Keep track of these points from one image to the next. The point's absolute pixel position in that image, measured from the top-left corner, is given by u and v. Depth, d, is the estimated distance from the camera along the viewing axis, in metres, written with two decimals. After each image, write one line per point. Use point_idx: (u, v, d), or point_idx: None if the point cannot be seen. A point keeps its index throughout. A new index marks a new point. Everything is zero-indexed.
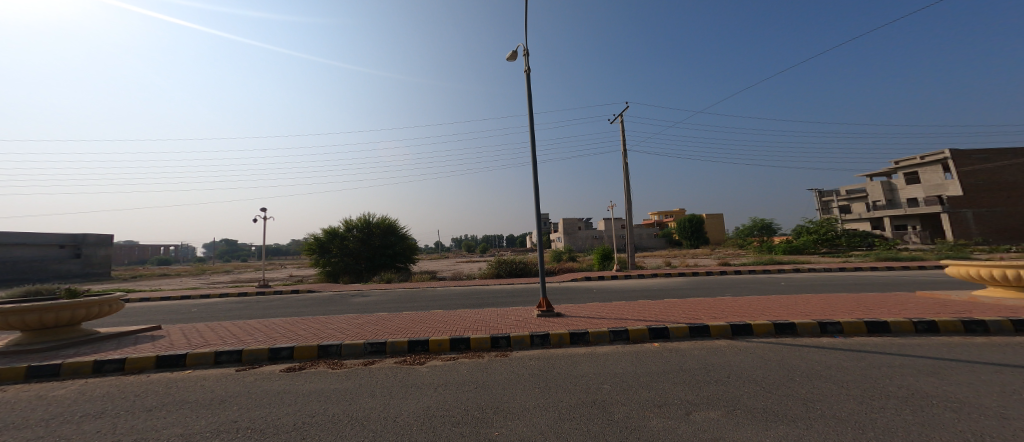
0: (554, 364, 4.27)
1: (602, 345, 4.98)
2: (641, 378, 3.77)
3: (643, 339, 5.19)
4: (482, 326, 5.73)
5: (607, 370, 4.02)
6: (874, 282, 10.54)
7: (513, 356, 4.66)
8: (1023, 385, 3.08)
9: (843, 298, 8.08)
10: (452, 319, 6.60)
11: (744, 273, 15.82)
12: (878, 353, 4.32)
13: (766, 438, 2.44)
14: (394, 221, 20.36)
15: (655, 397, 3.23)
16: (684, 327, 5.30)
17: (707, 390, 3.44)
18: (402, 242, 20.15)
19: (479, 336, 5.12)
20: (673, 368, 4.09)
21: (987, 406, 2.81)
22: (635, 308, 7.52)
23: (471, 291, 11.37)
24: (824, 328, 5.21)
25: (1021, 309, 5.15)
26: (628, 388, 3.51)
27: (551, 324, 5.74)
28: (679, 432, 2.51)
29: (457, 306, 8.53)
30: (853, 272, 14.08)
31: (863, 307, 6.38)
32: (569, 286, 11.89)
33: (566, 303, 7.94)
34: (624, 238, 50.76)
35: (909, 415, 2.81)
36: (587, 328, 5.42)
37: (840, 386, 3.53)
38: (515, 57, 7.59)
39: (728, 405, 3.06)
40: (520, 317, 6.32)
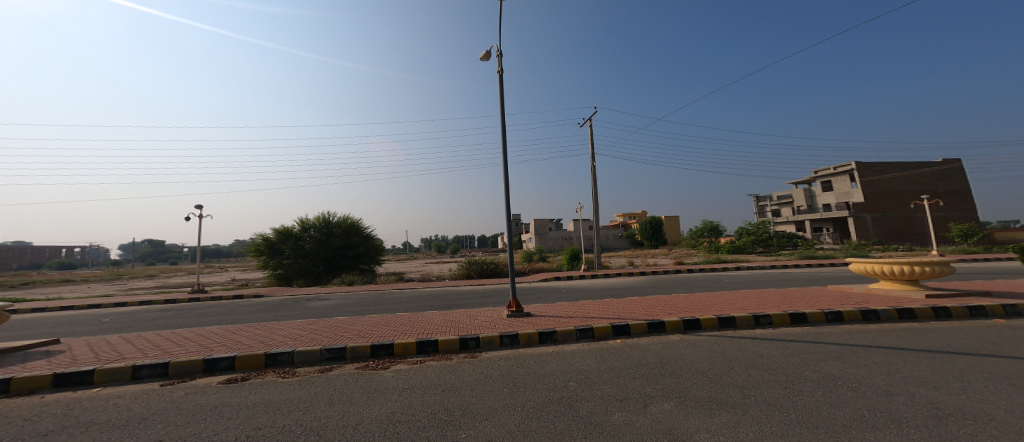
0: (521, 364, 4.32)
1: (568, 343, 5.12)
2: (605, 374, 3.92)
3: (606, 336, 5.41)
4: (449, 328, 5.64)
5: (573, 368, 4.14)
6: (800, 278, 11.90)
7: (482, 357, 4.64)
8: (906, 365, 3.63)
9: (776, 292, 8.98)
10: (418, 322, 6.44)
11: (694, 271, 17.06)
12: (801, 341, 4.86)
13: (706, 425, 2.65)
14: (357, 220, 19.44)
15: (616, 392, 3.38)
16: (643, 324, 5.61)
17: (662, 383, 3.66)
18: (365, 242, 19.26)
19: (447, 338, 5.04)
20: (633, 364, 4.30)
21: (879, 385, 3.28)
22: (599, 306, 7.81)
23: (439, 293, 11.13)
24: (759, 320, 5.76)
25: (905, 299, 6.06)
26: (591, 384, 3.64)
27: (519, 323, 5.80)
28: (637, 424, 2.66)
29: (423, 308, 8.33)
30: (782, 269, 15.80)
31: (793, 301, 7.13)
32: (537, 287, 12.05)
33: (534, 303, 8.06)
34: (586, 239, 52.50)
35: (821, 396, 3.19)
36: (554, 327, 5.55)
37: (772, 374, 3.92)
38: (486, 57, 7.57)
39: (679, 396, 3.28)
40: (488, 318, 6.32)
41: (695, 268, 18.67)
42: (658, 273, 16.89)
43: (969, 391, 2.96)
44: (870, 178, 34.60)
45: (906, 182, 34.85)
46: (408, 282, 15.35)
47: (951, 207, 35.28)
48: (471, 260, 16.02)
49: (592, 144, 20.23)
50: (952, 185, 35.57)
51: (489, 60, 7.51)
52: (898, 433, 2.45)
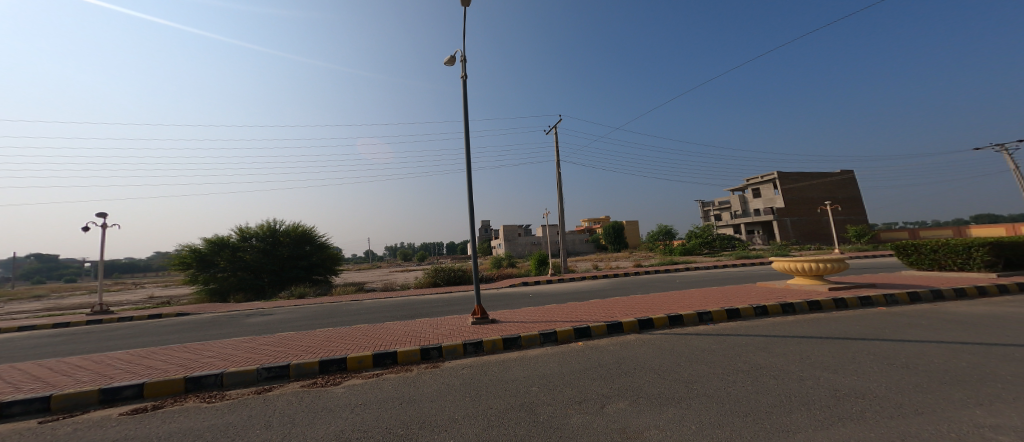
0: (483, 371, 4.27)
1: (532, 347, 5.15)
2: (565, 378, 3.99)
3: (568, 339, 5.52)
4: (409, 338, 5.43)
5: (537, 372, 4.17)
6: (738, 276, 13.09)
7: (445, 366, 4.53)
8: (816, 351, 4.11)
9: (719, 290, 9.77)
10: (375, 333, 6.13)
11: (651, 273, 18.02)
12: (736, 335, 5.31)
13: (655, 421, 2.80)
14: (309, 228, 18.23)
15: (575, 395, 3.46)
16: (603, 325, 5.81)
17: (617, 383, 3.80)
18: (318, 252, 18.05)
19: (406, 348, 4.86)
20: (593, 365, 4.43)
21: (794, 371, 3.68)
22: (563, 310, 7.97)
23: (401, 303, 10.65)
24: (703, 317, 6.23)
25: (814, 292, 6.94)
26: (553, 388, 3.68)
27: (483, 331, 5.73)
28: (594, 425, 2.75)
29: (384, 319, 7.93)
30: (722, 269, 17.32)
31: (733, 297, 7.78)
32: (504, 292, 12.00)
33: (498, 309, 8.02)
34: (549, 244, 53.50)
35: (749, 386, 3.51)
36: (518, 332, 5.55)
37: (712, 367, 4.24)
38: (451, 62, 7.51)
39: (633, 395, 3.43)
40: (452, 326, 6.17)
41: (652, 269, 19.71)
42: (618, 275, 17.64)
43: (861, 371, 3.44)
44: (792, 186, 39.08)
45: (819, 190, 39.95)
46: (367, 292, 14.58)
47: (851, 212, 40.99)
48: (440, 268, 15.59)
49: (556, 151, 20.79)
50: (851, 192, 41.41)
51: (454, 65, 7.44)
52: (808, 414, 2.76)
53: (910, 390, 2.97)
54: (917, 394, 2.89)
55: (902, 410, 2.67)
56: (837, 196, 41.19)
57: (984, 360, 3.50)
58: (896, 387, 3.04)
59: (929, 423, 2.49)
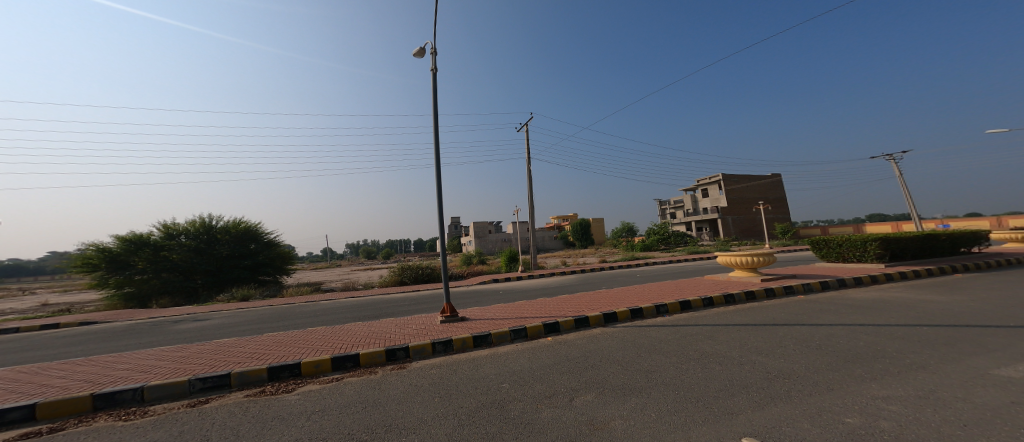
0: (452, 369, 4.18)
1: (503, 344, 5.10)
2: (534, 373, 3.99)
3: (538, 334, 5.53)
4: (373, 340, 5.19)
5: (507, 369, 4.15)
6: (693, 270, 13.94)
7: (413, 367, 4.38)
8: (750, 337, 4.47)
9: (676, 283, 10.33)
10: (334, 336, 5.81)
11: (614, 268, 18.70)
12: (690, 325, 5.62)
13: (619, 411, 2.87)
14: (252, 224, 16.83)
15: (544, 389, 3.47)
16: (571, 320, 5.91)
17: (585, 375, 3.88)
18: (262, 250, 16.67)
19: (370, 350, 4.64)
20: (561, 360, 4.48)
21: (734, 356, 3.97)
22: (532, 306, 8.03)
23: (364, 303, 10.17)
24: (660, 309, 6.55)
25: (748, 283, 7.62)
26: (522, 384, 3.67)
27: (453, 329, 5.61)
28: (564, 418, 2.77)
29: (345, 320, 7.54)
30: (678, 263, 18.37)
31: (686, 289, 8.28)
32: (475, 289, 11.87)
33: (466, 306, 7.89)
34: (517, 241, 53.90)
35: (700, 372, 3.73)
36: (489, 330, 5.48)
37: (667, 356, 4.46)
38: (420, 54, 7.22)
39: (599, 387, 3.51)
40: (419, 325, 5.97)
41: (616, 264, 20.46)
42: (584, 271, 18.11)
43: (786, 354, 3.78)
44: (736, 186, 42.42)
45: (758, 191, 43.75)
46: (326, 293, 13.80)
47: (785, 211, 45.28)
48: (408, 265, 15.09)
49: (528, 149, 20.64)
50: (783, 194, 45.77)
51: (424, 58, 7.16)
52: (747, 396, 2.99)
53: (835, 368, 3.30)
54: (829, 372, 3.22)
55: (820, 387, 2.98)
56: (774, 196, 45.30)
57: (890, 339, 3.97)
58: (813, 367, 3.38)
59: (839, 397, 2.79)
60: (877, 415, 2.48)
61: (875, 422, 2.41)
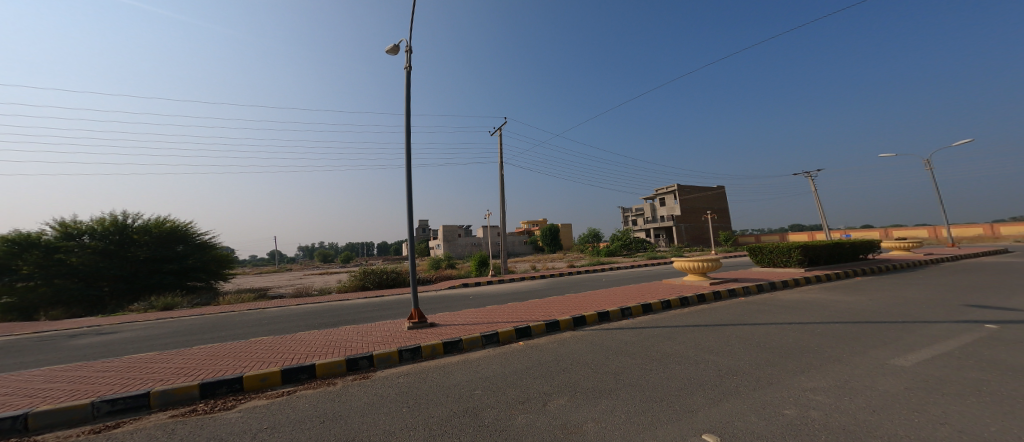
0: (423, 374, 4.13)
1: (474, 350, 5.03)
2: (508, 379, 4.15)
3: (510, 339, 5.64)
4: (330, 349, 4.74)
5: (479, 375, 4.25)
6: (652, 274, 14.79)
7: (375, 377, 3.97)
8: (701, 337, 4.92)
9: (638, 287, 10.93)
10: (286, 347, 5.47)
11: (581, 273, 19.31)
12: (651, 327, 6.04)
13: (591, 414, 3.10)
14: (178, 225, 15.83)
15: (518, 395, 3.64)
16: (542, 324, 6.12)
17: (558, 379, 4.11)
18: (191, 252, 15.68)
19: (328, 360, 4.27)
20: (534, 364, 4.68)
21: (691, 355, 4.37)
22: (503, 311, 8.16)
23: (324, 311, 9.60)
24: (625, 312, 6.95)
25: (700, 286, 8.30)
26: (496, 390, 3.81)
27: (421, 335, 5.11)
28: (539, 423, 2.94)
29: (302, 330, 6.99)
30: (638, 268, 19.36)
31: (648, 292, 8.80)
32: (445, 294, 11.79)
33: (437, 311, 7.78)
34: (487, 245, 53.98)
35: (663, 371, 4.08)
36: (460, 335, 5.31)
37: (632, 357, 4.81)
38: (395, 52, 7.25)
39: (571, 390, 3.73)
40: (389, 325, 5.71)
41: (583, 269, 21.13)
42: (552, 276, 18.56)
43: (736, 351, 4.23)
44: (690, 196, 45.46)
45: (708, 201, 47.25)
46: (281, 300, 12.91)
47: None
48: (370, 269, 14.46)
49: (500, 152, 19.78)
50: None
51: (397, 55, 7.19)
52: (703, 394, 3.33)
53: (775, 363, 3.76)
54: (769, 367, 3.68)
55: (761, 382, 3.40)
56: (722, 206, 49.13)
57: (816, 336, 4.55)
58: (758, 363, 3.82)
59: (776, 390, 3.22)
60: (806, 405, 2.91)
61: (807, 411, 2.82)
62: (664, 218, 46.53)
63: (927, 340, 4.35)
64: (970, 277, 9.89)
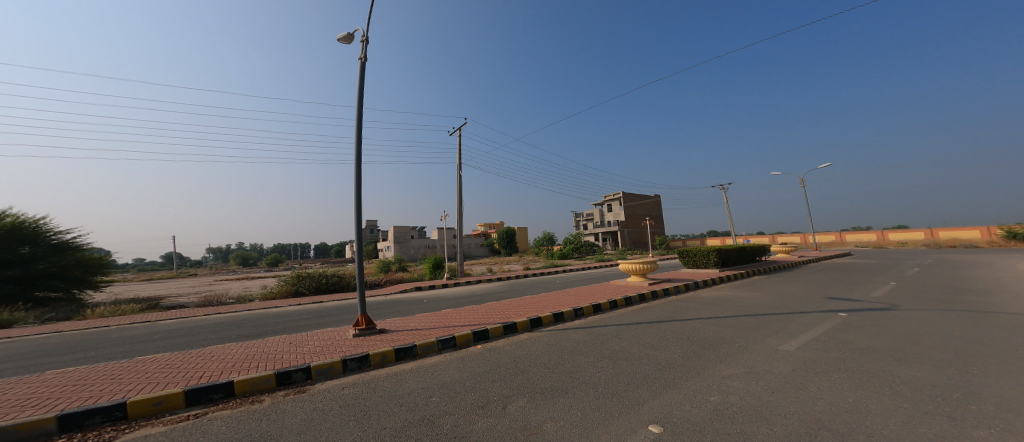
0: (372, 382, 3.78)
1: (430, 356, 4.77)
2: (466, 384, 3.99)
3: (467, 343, 5.46)
4: (258, 361, 3.89)
5: (435, 381, 4.04)
6: (600, 275, 15.47)
7: (312, 390, 3.45)
8: (647, 333, 5.17)
9: (588, 288, 11.32)
10: (196, 355, 4.38)
11: (534, 275, 19.60)
12: (602, 326, 6.23)
13: (550, 414, 3.07)
14: (26, 218, 11.23)
15: (477, 399, 3.51)
16: (499, 327, 6.03)
17: (516, 381, 4.03)
18: (42, 256, 11.06)
19: (250, 375, 3.47)
20: (491, 367, 4.57)
21: (636, 351, 4.57)
22: (458, 315, 7.93)
23: (248, 319, 8.26)
24: (578, 312, 7.12)
25: (643, 286, 8.83)
26: (455, 395, 3.64)
27: (368, 342, 4.63)
28: (499, 427, 2.84)
29: (214, 340, 5.79)
30: (587, 270, 20.14)
31: (599, 293, 9.14)
32: (396, 298, 11.20)
33: (385, 317, 7.29)
34: (442, 247, 52.81)
35: (611, 368, 4.20)
36: (413, 341, 5.00)
37: (585, 356, 4.90)
38: (346, 41, 6.74)
39: (530, 391, 3.68)
40: (332, 331, 5.19)
41: (536, 271, 21.47)
42: (505, 278, 18.57)
43: (676, 345, 4.49)
44: (633, 203, 48.59)
45: (647, 208, 50.93)
46: (189, 308, 11.05)
47: None
48: (305, 273, 13.10)
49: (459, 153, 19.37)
50: None
51: (351, 44, 6.70)
52: (649, 387, 3.46)
53: (702, 356, 4.06)
54: (699, 359, 3.96)
55: (694, 372, 3.65)
56: (660, 213, 53.28)
57: (746, 330, 4.98)
58: (692, 355, 4.09)
59: (709, 380, 3.44)
60: (729, 391, 3.17)
61: (728, 397, 3.06)
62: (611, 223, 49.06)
63: (806, 327, 5.08)
64: (837, 274, 11.97)
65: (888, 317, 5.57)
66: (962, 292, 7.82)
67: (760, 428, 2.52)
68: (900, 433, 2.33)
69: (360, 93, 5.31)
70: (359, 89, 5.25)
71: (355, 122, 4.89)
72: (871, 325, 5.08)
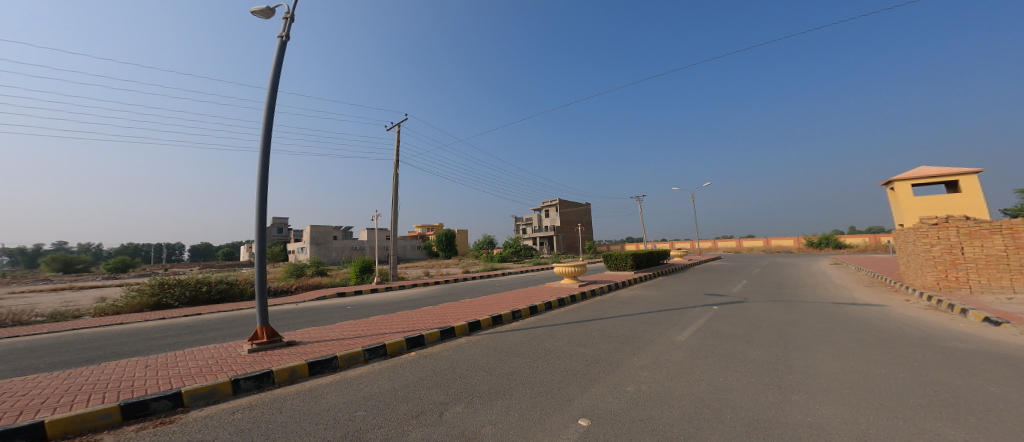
0: (280, 400, 3.29)
1: (355, 367, 4.36)
2: (398, 394, 3.71)
3: (400, 350, 5.12)
4: (100, 391, 3.09)
5: (363, 393, 3.70)
6: (535, 279, 15.95)
7: (183, 419, 2.86)
8: (578, 332, 5.40)
9: (523, 291, 11.54)
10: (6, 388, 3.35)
11: (470, 279, 19.40)
12: (538, 327, 6.35)
13: (488, 417, 3.00)
14: None
15: (412, 408, 3.28)
16: (436, 332, 5.78)
17: (454, 387, 3.88)
18: None
19: (81, 410, 2.73)
20: (426, 375, 4.34)
21: (568, 349, 4.72)
22: (388, 321, 7.44)
23: (97, 334, 6.54)
24: (514, 315, 7.18)
25: (575, 288, 9.30)
26: (385, 407, 3.35)
27: (271, 358, 4.03)
28: (435, 436, 2.68)
29: (35, 367, 4.43)
30: (523, 273, 20.58)
31: (533, 295, 9.35)
32: (316, 306, 10.12)
33: (297, 327, 6.48)
34: (374, 249, 49.56)
35: (545, 366, 4.29)
36: (334, 352, 4.51)
37: (522, 356, 4.94)
38: (263, 15, 5.90)
39: (468, 396, 3.56)
40: (225, 347, 4.43)
41: (474, 275, 21.29)
42: (441, 282, 18.05)
43: (603, 341, 4.75)
44: (567, 209, 51.32)
45: (579, 214, 54.17)
46: None
47: None
48: (173, 280, 9.40)
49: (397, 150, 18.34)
50: None
51: (269, 20, 5.91)
52: (578, 382, 3.59)
53: (620, 350, 4.36)
54: (623, 354, 4.23)
55: (617, 366, 3.89)
56: (591, 219, 57.00)
57: (664, 325, 5.49)
58: (616, 351, 4.35)
59: (630, 372, 3.68)
60: (642, 381, 3.43)
61: (645, 387, 3.30)
62: (547, 228, 51.00)
63: (692, 319, 5.80)
64: (730, 274, 14.01)
65: (771, 307, 6.63)
66: (811, 287, 9.75)
67: (667, 411, 2.75)
68: (753, 404, 2.72)
69: (276, 76, 4.64)
70: (273, 71, 4.54)
71: (265, 108, 4.28)
72: (753, 315, 6.00)
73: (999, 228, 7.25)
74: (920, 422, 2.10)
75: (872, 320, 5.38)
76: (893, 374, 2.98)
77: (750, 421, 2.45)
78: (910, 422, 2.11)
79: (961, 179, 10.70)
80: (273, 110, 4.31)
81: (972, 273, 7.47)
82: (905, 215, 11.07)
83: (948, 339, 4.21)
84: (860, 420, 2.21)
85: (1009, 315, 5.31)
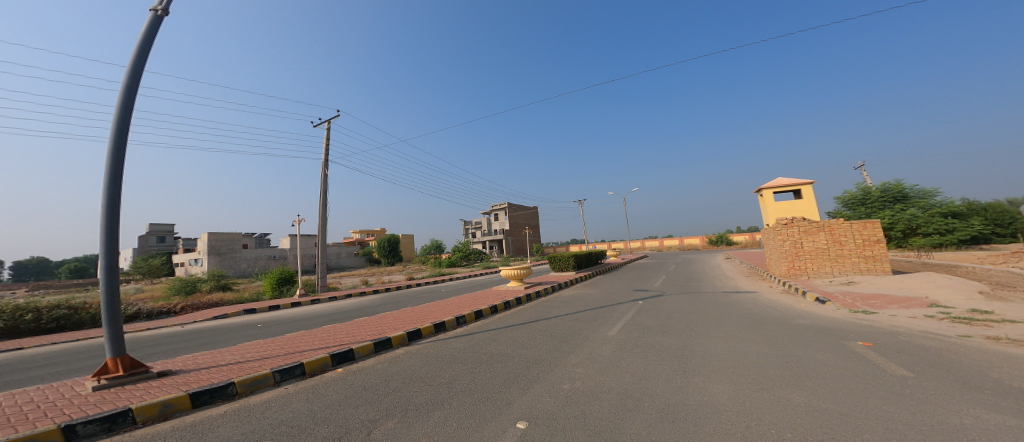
0: None
1: (258, 393, 3.81)
2: (318, 416, 3.33)
3: (324, 368, 4.65)
4: None
5: (274, 420, 3.26)
6: (480, 283, 15.77)
7: None
8: (516, 335, 5.44)
9: (466, 296, 11.33)
10: None
11: (411, 286, 18.55)
12: (480, 332, 6.25)
13: (423, 430, 2.83)
14: None
15: (332, 431, 2.97)
16: (369, 344, 5.38)
17: (386, 402, 3.61)
18: None
19: None
20: (355, 391, 3.99)
21: (509, 352, 4.73)
22: (312, 337, 6.73)
23: None
24: (457, 321, 6.98)
25: (515, 291, 9.41)
26: (299, 433, 2.98)
27: (130, 394, 3.33)
28: None
29: None
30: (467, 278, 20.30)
31: (477, 300, 9.24)
32: (221, 325, 8.79)
33: (182, 354, 5.48)
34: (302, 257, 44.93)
35: (483, 372, 4.22)
36: (230, 377, 3.90)
37: (463, 363, 4.82)
38: None
39: (401, 410, 3.34)
40: (61, 387, 3.56)
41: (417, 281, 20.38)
42: (379, 290, 16.97)
43: (541, 343, 4.82)
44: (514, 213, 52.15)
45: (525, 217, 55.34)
46: None
47: None
48: None
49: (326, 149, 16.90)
50: None
51: None
52: (517, 384, 3.61)
53: (558, 349, 4.49)
54: (561, 353, 4.34)
55: (549, 366, 3.98)
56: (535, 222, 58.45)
57: (598, 322, 5.79)
58: (554, 350, 4.45)
59: (562, 371, 3.78)
60: (576, 377, 3.57)
61: (578, 383, 3.43)
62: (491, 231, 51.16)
63: (621, 314, 6.21)
64: (658, 271, 15.42)
65: (686, 299, 7.43)
66: (718, 279, 11.15)
67: (596, 405, 2.88)
68: (665, 390, 2.97)
69: (143, 54, 3.89)
70: (139, 48, 3.81)
71: (121, 90, 3.56)
72: (673, 306, 6.64)
73: (823, 227, 9.09)
74: (778, 392, 2.45)
75: (748, 305, 6.33)
76: (769, 351, 3.46)
77: (663, 407, 2.66)
78: (772, 392, 2.46)
79: (802, 187, 13.18)
80: (134, 92, 3.60)
81: (809, 262, 9.18)
82: (768, 217, 13.30)
83: (795, 317, 5.12)
84: (739, 395, 2.53)
85: (832, 294, 6.68)
